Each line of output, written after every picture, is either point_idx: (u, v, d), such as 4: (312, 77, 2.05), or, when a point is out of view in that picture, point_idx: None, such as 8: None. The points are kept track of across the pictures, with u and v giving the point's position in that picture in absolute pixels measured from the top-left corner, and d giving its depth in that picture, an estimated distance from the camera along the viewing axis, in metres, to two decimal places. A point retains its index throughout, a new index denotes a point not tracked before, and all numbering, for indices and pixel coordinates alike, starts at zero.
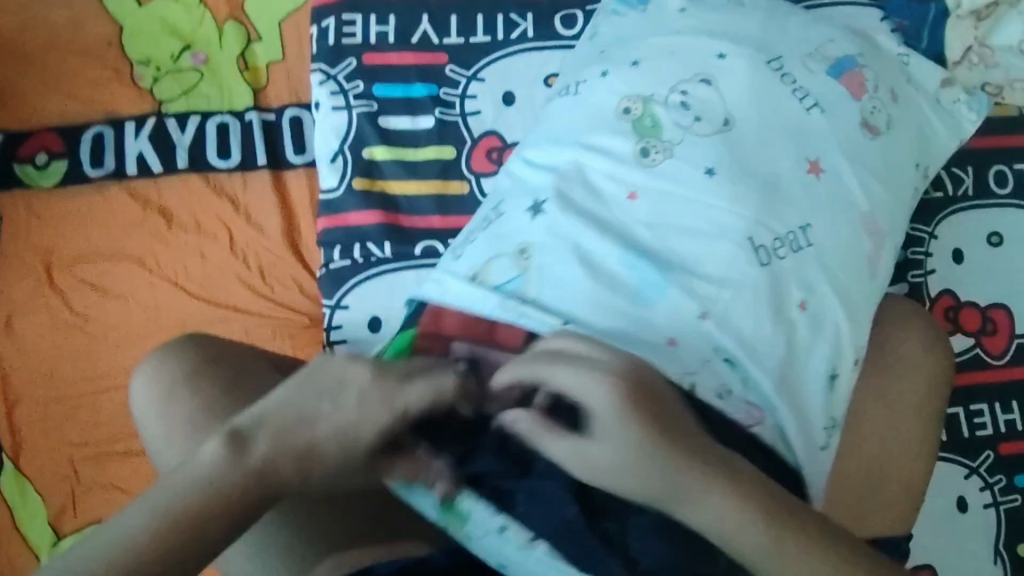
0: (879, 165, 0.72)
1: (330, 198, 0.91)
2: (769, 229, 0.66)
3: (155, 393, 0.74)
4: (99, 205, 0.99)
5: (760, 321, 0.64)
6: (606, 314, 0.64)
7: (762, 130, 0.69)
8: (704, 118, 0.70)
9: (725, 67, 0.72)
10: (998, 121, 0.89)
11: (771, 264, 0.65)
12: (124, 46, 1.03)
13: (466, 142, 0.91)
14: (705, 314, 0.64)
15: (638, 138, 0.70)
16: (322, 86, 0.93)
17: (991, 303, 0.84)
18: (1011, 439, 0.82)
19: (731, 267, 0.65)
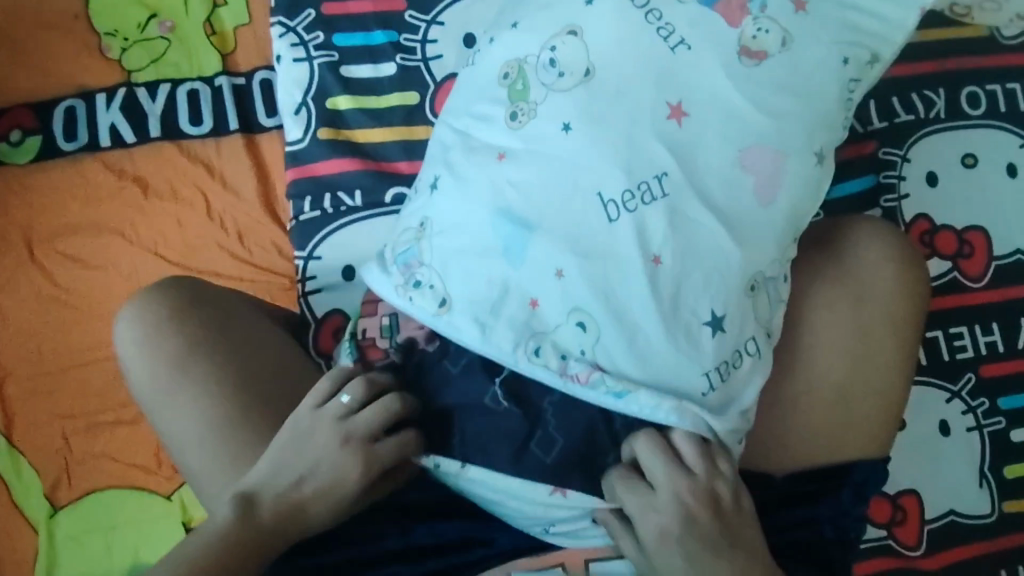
0: (779, 97, 0.62)
1: (299, 151, 0.84)
2: (619, 181, 0.62)
3: (139, 334, 0.72)
4: (77, 179, 0.98)
5: (625, 273, 0.62)
6: (478, 313, 0.64)
7: (626, 70, 0.63)
8: (567, 72, 0.64)
9: (594, 13, 0.64)
10: (970, 42, 0.83)
11: (621, 219, 0.62)
12: (91, 18, 1.02)
13: (430, 86, 0.86)
14: (561, 272, 0.62)
15: (509, 101, 0.66)
16: (282, 39, 0.87)
17: (968, 225, 0.79)
18: (993, 360, 0.78)
19: (580, 285, 0.62)
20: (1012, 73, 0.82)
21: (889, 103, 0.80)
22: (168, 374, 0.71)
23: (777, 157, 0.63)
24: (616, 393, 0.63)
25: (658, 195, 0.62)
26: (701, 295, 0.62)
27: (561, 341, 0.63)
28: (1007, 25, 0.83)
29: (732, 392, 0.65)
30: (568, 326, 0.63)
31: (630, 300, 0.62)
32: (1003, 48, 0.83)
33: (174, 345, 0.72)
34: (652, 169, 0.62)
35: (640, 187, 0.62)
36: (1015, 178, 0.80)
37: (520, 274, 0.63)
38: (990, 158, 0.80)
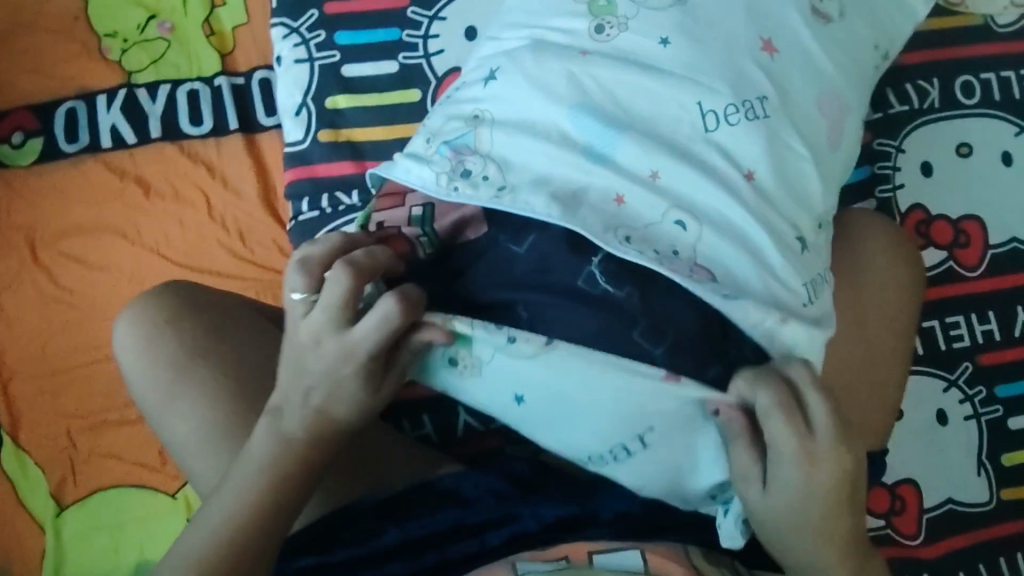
0: (835, 50, 0.68)
1: (299, 152, 0.85)
2: (721, 93, 0.62)
3: (140, 335, 0.75)
4: (79, 180, 0.99)
5: (705, 181, 0.61)
6: (554, 195, 0.62)
7: (713, 8, 0.64)
8: None
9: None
10: (965, 32, 0.83)
11: (719, 130, 0.62)
12: (91, 20, 1.03)
13: (431, 82, 0.86)
14: (656, 174, 0.62)
15: (591, 14, 0.66)
16: (285, 40, 0.88)
17: (963, 214, 0.79)
18: (990, 349, 0.78)
19: (682, 181, 0.61)
20: (1009, 62, 0.82)
21: (885, 95, 0.80)
22: (166, 378, 0.73)
23: (844, 106, 0.68)
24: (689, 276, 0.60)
25: (760, 111, 0.63)
26: (781, 216, 0.63)
27: (653, 235, 0.61)
28: (1001, 13, 0.83)
29: (790, 296, 0.62)
30: (661, 223, 0.61)
31: (715, 199, 0.61)
32: (999, 36, 0.83)
33: (170, 347, 0.74)
34: (755, 89, 0.63)
35: (741, 104, 0.62)
36: (1011, 166, 0.80)
37: (605, 173, 0.62)
38: (986, 147, 0.80)
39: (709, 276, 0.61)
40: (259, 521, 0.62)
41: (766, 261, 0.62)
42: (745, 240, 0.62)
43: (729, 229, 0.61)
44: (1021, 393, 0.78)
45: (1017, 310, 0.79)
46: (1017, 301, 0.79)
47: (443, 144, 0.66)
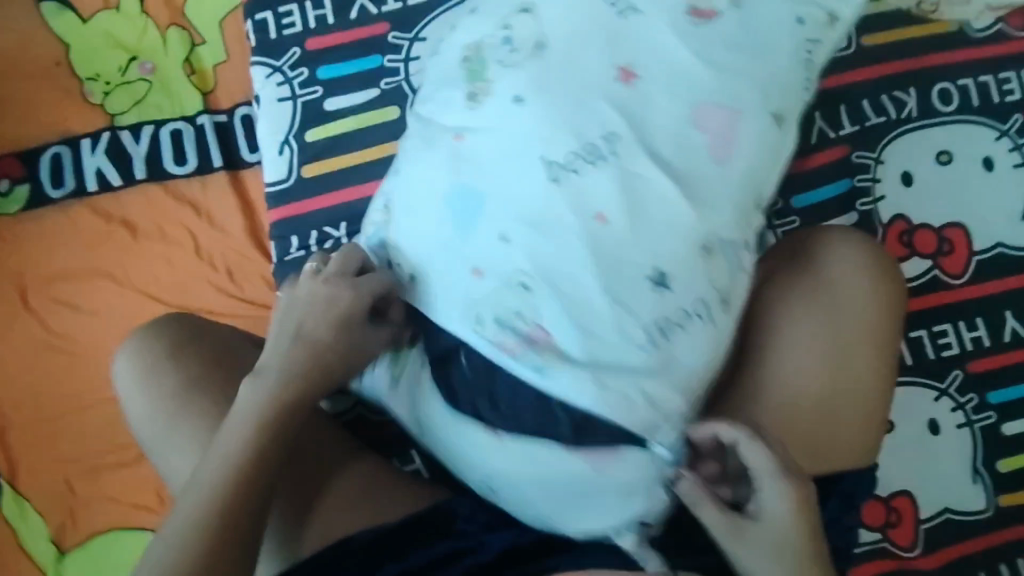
0: (726, 55, 0.65)
1: (282, 190, 0.84)
2: (564, 143, 0.63)
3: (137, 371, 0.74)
4: (66, 225, 1.00)
5: (552, 244, 0.62)
6: (443, 255, 0.66)
7: (577, 43, 0.65)
8: (518, 45, 0.66)
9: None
10: (940, 39, 0.83)
11: (564, 180, 0.62)
12: (73, 64, 1.02)
13: (408, 96, 0.86)
14: (502, 236, 0.63)
15: (466, 83, 0.67)
16: (268, 79, 0.87)
17: (946, 222, 0.79)
18: (980, 355, 0.78)
19: (522, 243, 0.63)
20: (984, 67, 0.82)
21: (860, 108, 0.80)
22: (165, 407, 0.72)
23: (726, 117, 0.64)
24: (538, 368, 0.63)
25: (607, 157, 0.63)
26: (624, 270, 0.62)
27: (505, 304, 0.63)
28: (977, 18, 0.84)
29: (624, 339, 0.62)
30: (506, 292, 0.63)
31: (564, 259, 0.62)
32: (974, 41, 0.83)
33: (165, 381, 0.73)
34: (602, 129, 0.63)
35: (585, 150, 0.63)
36: (990, 171, 0.81)
37: (483, 250, 0.64)
38: (964, 154, 0.81)
39: (547, 341, 0.63)
40: (257, 477, 0.63)
41: (587, 311, 0.62)
42: (580, 300, 0.62)
43: (562, 294, 0.62)
44: (1013, 397, 0.78)
45: (1006, 316, 0.78)
46: (1004, 307, 0.78)
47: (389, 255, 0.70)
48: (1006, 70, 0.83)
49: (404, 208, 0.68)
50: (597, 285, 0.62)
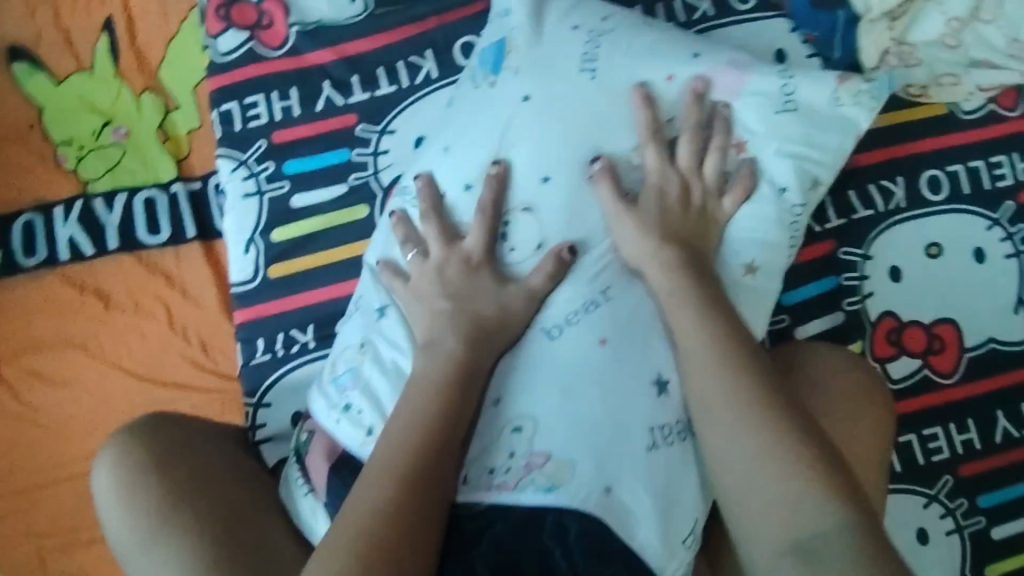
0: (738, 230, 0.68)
1: (247, 292, 0.77)
2: (561, 308, 0.64)
3: (117, 477, 0.64)
4: (37, 295, 0.98)
5: (546, 394, 0.62)
6: None
7: (572, 221, 0.66)
8: (517, 246, 0.66)
9: (549, 192, 0.66)
10: (931, 123, 0.80)
11: (562, 334, 0.64)
12: (46, 127, 1.00)
13: (377, 196, 0.77)
14: (498, 400, 0.63)
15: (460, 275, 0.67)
16: (234, 174, 0.78)
17: (937, 319, 0.76)
18: (972, 459, 0.75)
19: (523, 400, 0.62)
20: (974, 153, 0.79)
21: (848, 198, 0.77)
22: (147, 515, 0.62)
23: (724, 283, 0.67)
24: (546, 488, 0.60)
25: (603, 303, 0.64)
26: (626, 381, 0.62)
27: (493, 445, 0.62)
28: (966, 99, 0.80)
29: (629, 442, 0.61)
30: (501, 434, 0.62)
31: (562, 400, 0.62)
32: (963, 125, 0.80)
33: (153, 486, 0.63)
34: (596, 284, 0.65)
35: (584, 305, 0.64)
36: (982, 263, 0.78)
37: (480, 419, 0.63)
38: (956, 245, 0.78)
39: (545, 461, 0.60)
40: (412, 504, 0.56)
41: (582, 434, 0.61)
42: (574, 432, 0.61)
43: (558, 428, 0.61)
44: (1004, 500, 0.75)
45: (996, 414, 0.76)
46: (994, 406, 0.76)
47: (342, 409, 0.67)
48: (998, 155, 0.80)
49: (378, 363, 0.67)
50: (594, 419, 0.61)
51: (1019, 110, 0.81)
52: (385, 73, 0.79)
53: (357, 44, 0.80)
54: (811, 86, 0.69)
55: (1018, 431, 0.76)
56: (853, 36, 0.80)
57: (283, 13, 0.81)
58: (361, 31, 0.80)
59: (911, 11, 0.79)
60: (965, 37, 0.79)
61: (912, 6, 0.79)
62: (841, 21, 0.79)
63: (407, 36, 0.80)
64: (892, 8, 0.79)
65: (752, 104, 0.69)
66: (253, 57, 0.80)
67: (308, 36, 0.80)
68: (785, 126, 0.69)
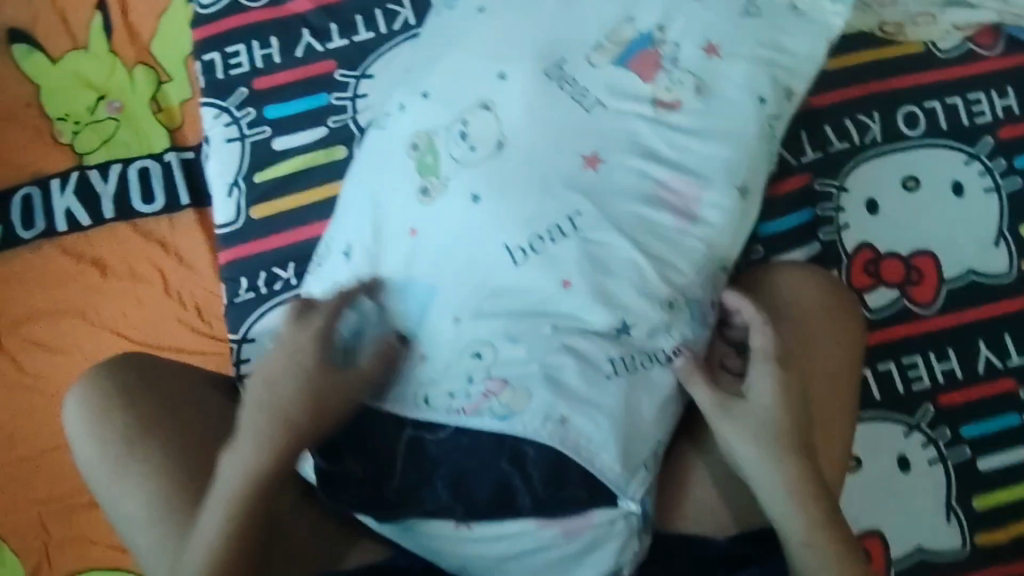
0: (719, 129, 0.67)
1: (231, 234, 0.77)
2: (522, 227, 0.63)
3: (91, 409, 0.67)
4: (36, 265, 1.00)
5: (500, 323, 0.63)
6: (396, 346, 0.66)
7: (535, 146, 0.65)
8: (477, 145, 0.65)
9: (507, 89, 0.66)
10: (905, 59, 0.80)
11: (526, 256, 0.63)
12: (44, 104, 1.03)
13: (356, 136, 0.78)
14: (459, 318, 0.63)
15: (418, 176, 0.66)
16: (217, 120, 0.79)
17: (915, 250, 0.77)
18: (952, 388, 0.75)
19: (482, 323, 0.63)
20: (950, 88, 0.80)
21: (823, 132, 0.78)
22: (118, 444, 0.65)
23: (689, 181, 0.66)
24: (501, 415, 0.61)
25: (568, 231, 0.63)
26: (591, 304, 0.62)
27: (453, 371, 0.63)
28: (942, 38, 0.81)
29: (596, 366, 0.62)
30: (460, 357, 0.63)
31: (524, 318, 0.63)
32: (940, 63, 0.80)
33: (120, 421, 0.66)
34: (564, 207, 0.63)
35: (549, 230, 0.63)
36: (961, 196, 0.78)
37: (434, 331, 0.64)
38: (933, 178, 0.78)
39: (501, 387, 0.62)
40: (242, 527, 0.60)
41: (542, 361, 0.62)
42: (541, 368, 0.62)
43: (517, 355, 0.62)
44: (988, 431, 0.75)
45: (978, 345, 0.75)
46: (978, 336, 0.76)
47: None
48: (976, 91, 0.80)
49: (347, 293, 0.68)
50: (554, 344, 0.62)
51: (999, 48, 0.81)
52: (363, 21, 0.81)
53: None
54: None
55: (1001, 363, 0.75)
56: None
57: None
58: None
59: None
60: None
61: None
62: None
63: None
64: None
65: (702, 15, 0.68)
66: (236, 8, 0.82)
67: None
68: (748, 28, 0.69)
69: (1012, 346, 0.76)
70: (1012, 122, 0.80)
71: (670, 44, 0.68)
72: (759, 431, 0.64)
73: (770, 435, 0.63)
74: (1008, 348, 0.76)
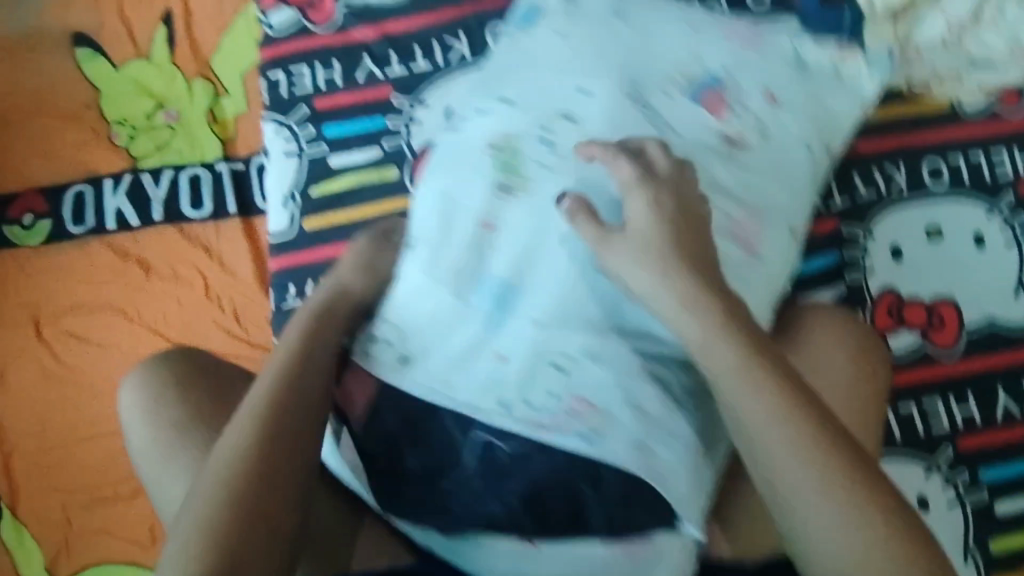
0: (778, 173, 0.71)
1: (284, 242, 0.81)
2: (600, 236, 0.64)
3: (145, 401, 0.69)
4: (83, 260, 1.03)
5: (572, 326, 0.63)
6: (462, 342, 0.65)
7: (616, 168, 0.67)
8: (558, 151, 0.68)
9: (590, 104, 0.69)
10: (928, 117, 0.83)
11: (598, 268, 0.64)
12: (101, 106, 1.07)
13: (408, 157, 0.81)
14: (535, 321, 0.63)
15: (497, 172, 0.68)
16: (277, 135, 0.83)
17: (938, 296, 0.79)
18: (972, 432, 0.77)
19: (561, 335, 0.63)
20: (975, 145, 0.82)
21: (850, 178, 0.82)
22: (166, 434, 0.67)
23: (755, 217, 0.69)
24: (585, 435, 0.60)
25: None
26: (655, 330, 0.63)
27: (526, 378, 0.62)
28: (969, 96, 0.83)
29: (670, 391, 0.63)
30: (538, 367, 0.62)
31: (604, 324, 0.63)
32: (967, 121, 0.83)
33: (170, 412, 0.68)
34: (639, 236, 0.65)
35: None
36: (983, 249, 0.81)
37: (518, 327, 0.64)
38: (958, 229, 0.81)
39: (589, 408, 0.61)
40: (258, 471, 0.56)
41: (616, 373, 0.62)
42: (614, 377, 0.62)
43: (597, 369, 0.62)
44: (1007, 476, 0.76)
45: (997, 392, 0.78)
46: (998, 383, 0.78)
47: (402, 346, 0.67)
48: (1000, 147, 0.82)
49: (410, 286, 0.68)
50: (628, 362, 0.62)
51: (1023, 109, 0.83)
52: (421, 50, 0.84)
53: (397, 24, 0.86)
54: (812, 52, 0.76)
55: (1019, 411, 0.77)
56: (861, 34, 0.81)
57: None
58: (403, 13, 0.86)
59: (914, 14, 0.81)
60: (965, 40, 0.83)
61: (914, 9, 0.81)
62: (847, 22, 0.80)
63: (444, 19, 0.85)
64: (895, 8, 0.81)
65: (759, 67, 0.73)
66: (303, 31, 0.86)
67: (354, 16, 0.86)
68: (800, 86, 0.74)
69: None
70: None
71: (735, 86, 0.71)
72: (688, 287, 0.59)
73: (741, 366, 0.56)
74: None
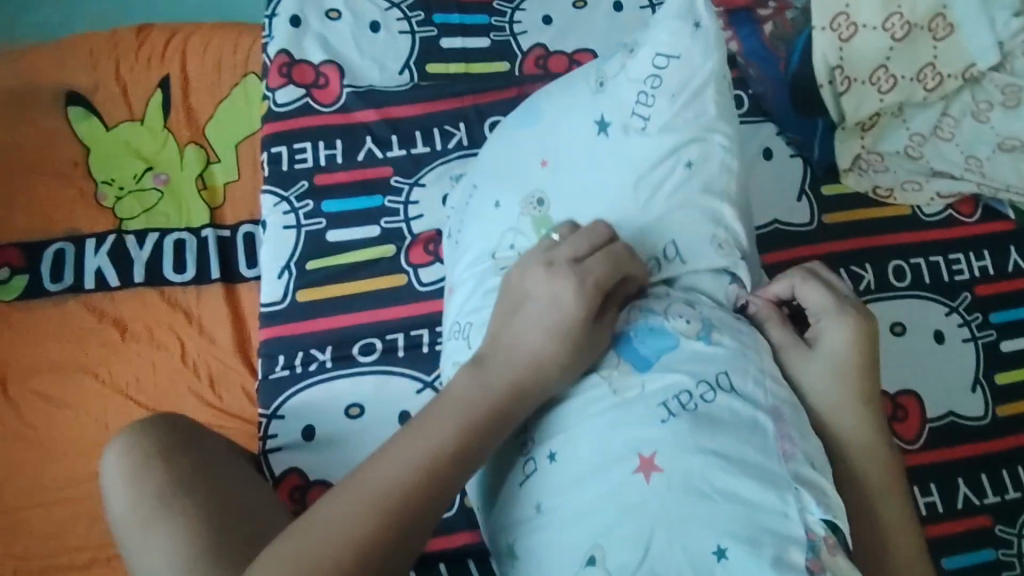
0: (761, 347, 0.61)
1: (276, 312, 0.81)
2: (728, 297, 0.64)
3: (126, 467, 0.66)
4: (57, 318, 1.01)
5: (749, 393, 0.56)
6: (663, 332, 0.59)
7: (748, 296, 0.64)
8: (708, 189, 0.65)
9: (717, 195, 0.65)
10: (894, 221, 0.88)
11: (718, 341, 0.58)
12: (90, 166, 1.08)
13: (405, 238, 0.84)
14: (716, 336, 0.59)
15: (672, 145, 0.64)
16: (275, 209, 0.85)
17: (901, 389, 0.81)
18: (965, 515, 0.77)
19: (748, 384, 0.57)
20: (937, 248, 0.87)
21: None
22: (148, 505, 0.64)
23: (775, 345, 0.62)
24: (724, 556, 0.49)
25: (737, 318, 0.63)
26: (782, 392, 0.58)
27: (711, 435, 0.53)
28: (928, 203, 0.88)
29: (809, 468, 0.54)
30: (755, 467, 0.52)
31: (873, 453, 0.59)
32: (924, 225, 0.88)
33: (153, 476, 0.65)
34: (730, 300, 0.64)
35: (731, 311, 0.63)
36: (941, 344, 0.83)
37: (734, 506, 0.51)
38: (920, 325, 0.84)
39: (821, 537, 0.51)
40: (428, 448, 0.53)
41: (769, 439, 0.54)
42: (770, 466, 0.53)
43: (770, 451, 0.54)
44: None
45: (981, 479, 0.79)
46: (972, 471, 0.79)
47: (708, 446, 0.53)
48: (958, 252, 0.87)
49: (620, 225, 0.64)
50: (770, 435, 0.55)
51: (976, 217, 0.89)
52: (421, 136, 0.89)
53: (401, 110, 0.90)
54: (785, 167, 0.89)
55: (979, 500, 0.78)
56: (831, 143, 0.89)
57: (339, 75, 0.92)
58: (406, 100, 0.90)
59: (879, 124, 0.89)
60: (926, 149, 0.89)
61: (879, 120, 0.89)
62: (819, 128, 0.89)
63: (446, 109, 0.90)
64: (863, 120, 0.88)
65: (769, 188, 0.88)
66: (308, 110, 0.90)
67: (358, 97, 0.90)
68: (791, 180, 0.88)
69: (1010, 481, 0.79)
70: (987, 281, 0.86)
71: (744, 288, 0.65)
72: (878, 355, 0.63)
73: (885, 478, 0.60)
74: (1005, 482, 0.79)
